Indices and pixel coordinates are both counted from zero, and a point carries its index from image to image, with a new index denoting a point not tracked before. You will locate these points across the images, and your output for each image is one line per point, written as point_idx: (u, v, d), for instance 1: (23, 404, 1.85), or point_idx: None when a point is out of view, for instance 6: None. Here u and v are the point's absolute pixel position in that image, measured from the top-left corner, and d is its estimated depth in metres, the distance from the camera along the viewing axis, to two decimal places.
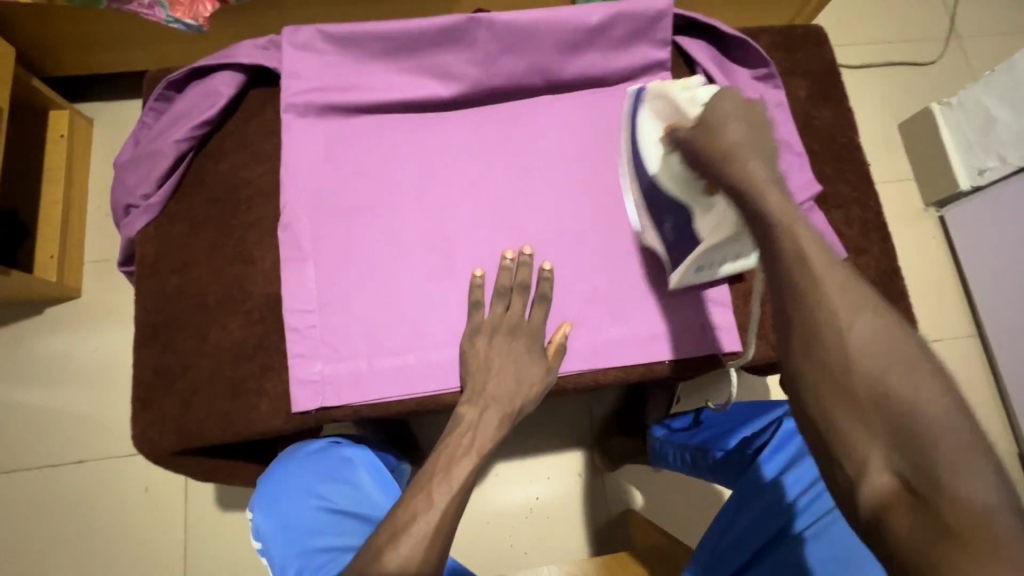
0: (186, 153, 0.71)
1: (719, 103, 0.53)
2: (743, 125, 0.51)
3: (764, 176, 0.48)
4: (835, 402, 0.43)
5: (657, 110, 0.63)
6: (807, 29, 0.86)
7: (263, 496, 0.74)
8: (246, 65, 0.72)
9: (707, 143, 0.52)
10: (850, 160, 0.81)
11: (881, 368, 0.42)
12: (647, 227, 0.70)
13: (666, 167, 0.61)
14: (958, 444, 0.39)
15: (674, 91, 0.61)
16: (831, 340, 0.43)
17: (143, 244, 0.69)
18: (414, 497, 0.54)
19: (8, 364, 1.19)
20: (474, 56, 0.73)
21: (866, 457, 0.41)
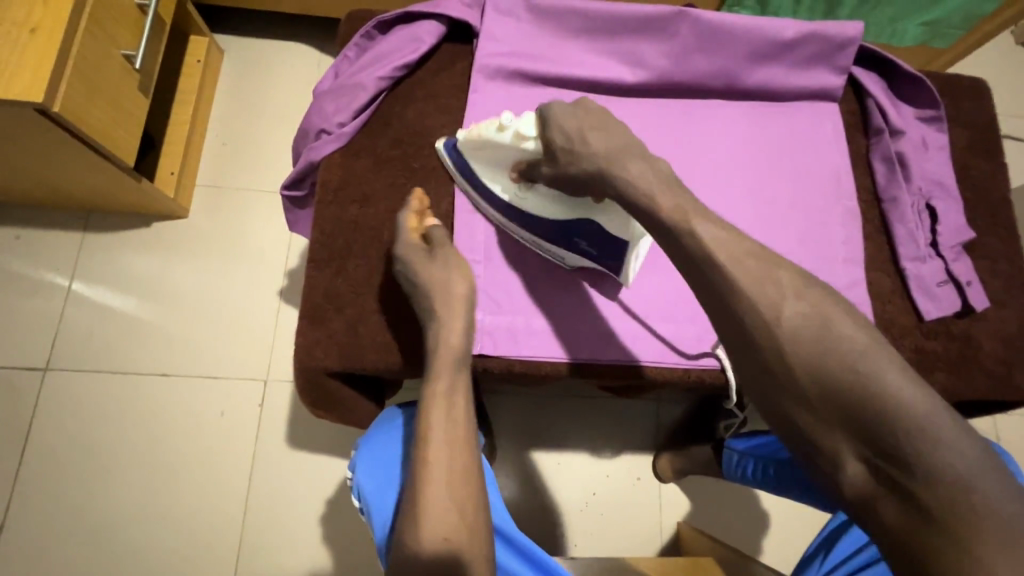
0: (382, 91, 0.73)
1: (557, 121, 0.62)
2: (595, 132, 0.60)
3: (645, 174, 0.56)
4: (790, 403, 0.46)
5: (490, 156, 0.68)
6: (973, 81, 0.87)
7: (365, 458, 0.71)
8: (451, 18, 0.75)
9: (577, 160, 0.60)
10: (1001, 214, 0.82)
11: (823, 347, 0.45)
12: (566, 254, 0.70)
13: (539, 193, 0.68)
14: (910, 400, 0.42)
15: (489, 134, 0.66)
16: (767, 341, 0.47)
17: (328, 170, 0.71)
18: (419, 462, 0.58)
19: (108, 270, 1.22)
20: (668, 49, 0.76)
21: (838, 453, 0.45)
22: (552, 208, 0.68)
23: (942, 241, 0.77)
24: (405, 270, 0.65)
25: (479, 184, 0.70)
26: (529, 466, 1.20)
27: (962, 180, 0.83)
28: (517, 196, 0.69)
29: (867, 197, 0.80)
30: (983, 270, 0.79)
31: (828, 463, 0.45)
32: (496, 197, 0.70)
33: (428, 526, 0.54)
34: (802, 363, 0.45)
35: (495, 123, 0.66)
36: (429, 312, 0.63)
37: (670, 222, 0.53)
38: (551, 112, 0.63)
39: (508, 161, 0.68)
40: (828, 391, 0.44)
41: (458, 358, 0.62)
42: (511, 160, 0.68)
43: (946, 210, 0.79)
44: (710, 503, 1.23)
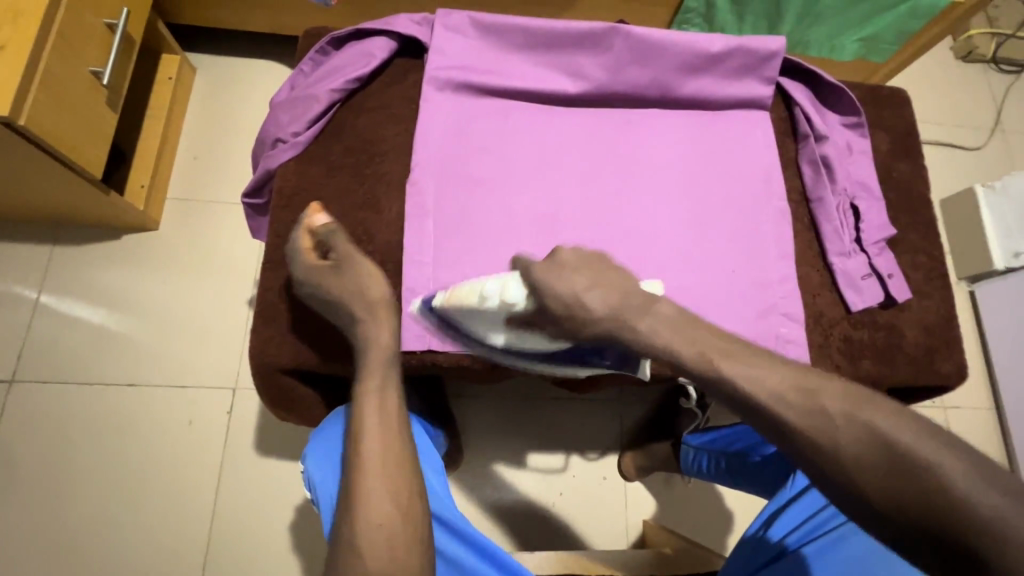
0: (336, 103, 0.77)
1: (545, 286, 0.57)
2: (593, 287, 0.56)
3: (656, 326, 0.53)
4: (859, 508, 0.43)
5: (474, 313, 0.65)
6: (892, 91, 0.94)
7: (316, 449, 0.75)
8: (401, 35, 0.80)
9: (570, 317, 0.56)
10: (921, 213, 0.88)
11: (821, 413, 0.45)
12: (576, 364, 0.73)
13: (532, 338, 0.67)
14: (918, 455, 0.42)
15: (472, 304, 0.64)
16: (820, 443, 0.45)
17: (284, 177, 0.75)
18: (357, 457, 0.60)
19: (78, 281, 1.23)
20: (605, 61, 0.81)
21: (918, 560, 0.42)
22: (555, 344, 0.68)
23: (865, 237, 0.83)
24: (371, 349, 0.65)
25: (472, 334, 0.69)
26: (497, 467, 1.22)
27: (885, 180, 0.89)
28: (513, 340, 0.68)
29: (797, 198, 0.86)
30: (904, 264, 0.85)
31: (854, 527, 0.45)
32: (494, 343, 0.69)
33: (366, 518, 0.56)
34: (806, 437, 0.45)
35: (477, 291, 0.63)
36: (351, 320, 0.66)
37: (692, 367, 0.50)
38: (533, 275, 0.59)
39: (495, 317, 0.64)
40: (826, 463, 0.45)
41: (386, 360, 0.64)
42: (496, 316, 0.64)
43: (869, 209, 0.84)
44: (674, 502, 1.25)
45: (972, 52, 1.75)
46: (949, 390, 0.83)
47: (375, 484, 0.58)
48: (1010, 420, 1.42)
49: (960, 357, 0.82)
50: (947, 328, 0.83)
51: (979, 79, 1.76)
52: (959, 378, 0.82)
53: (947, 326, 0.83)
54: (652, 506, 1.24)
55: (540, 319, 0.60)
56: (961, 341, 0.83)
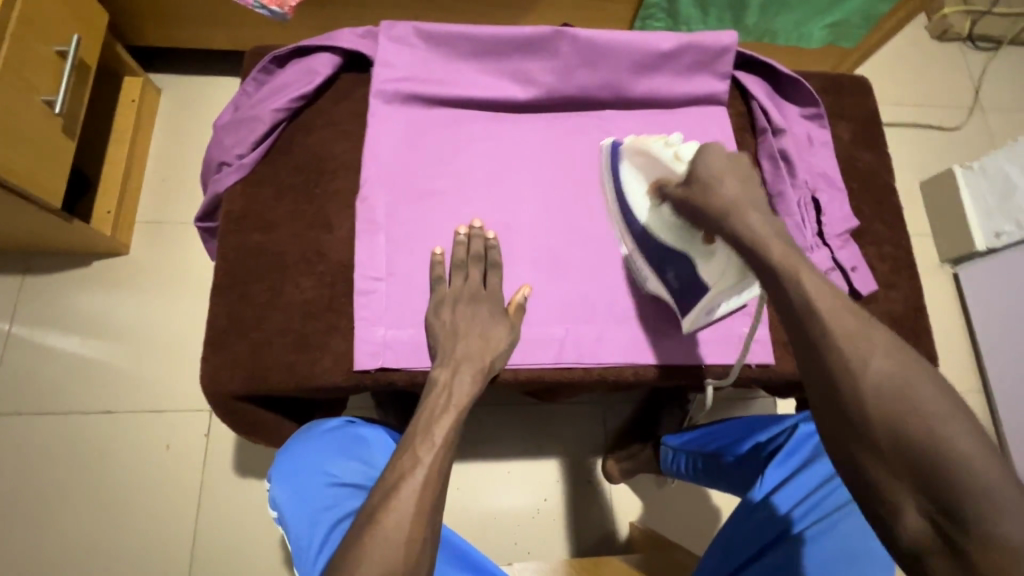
0: (281, 122, 0.77)
1: (709, 158, 0.61)
2: (736, 182, 0.59)
3: (767, 227, 0.56)
4: (895, 484, 0.46)
5: (639, 165, 0.70)
6: (854, 78, 0.93)
7: (280, 469, 0.72)
8: (346, 49, 0.79)
9: (707, 202, 0.59)
10: (886, 202, 0.87)
11: (939, 437, 0.44)
12: (651, 276, 0.73)
13: (656, 215, 0.69)
14: (1013, 526, 0.41)
15: (653, 147, 0.67)
16: (924, 441, 0.44)
17: (231, 200, 0.74)
18: (410, 462, 0.56)
19: (50, 310, 1.22)
20: (553, 66, 0.80)
21: (912, 532, 0.45)
22: (664, 234, 0.69)
23: (827, 230, 0.82)
24: (443, 327, 0.69)
25: (620, 191, 0.73)
26: (480, 476, 1.20)
27: (848, 171, 0.88)
28: (652, 212, 0.70)
29: None
30: (870, 255, 0.84)
31: (886, 511, 0.46)
32: (635, 218, 0.72)
33: (391, 517, 0.52)
34: (914, 445, 0.44)
35: (663, 140, 0.67)
36: (451, 325, 0.69)
37: (777, 263, 0.53)
38: (706, 153, 0.62)
39: (655, 176, 0.69)
40: (920, 467, 0.44)
41: (482, 368, 0.66)
42: (656, 174, 0.69)
43: (831, 201, 0.83)
44: (659, 502, 1.24)
45: (947, 31, 1.73)
46: None
47: (417, 492, 0.54)
48: (999, 404, 1.40)
49: (930, 348, 0.81)
50: (915, 319, 0.82)
51: (955, 58, 1.74)
52: (929, 368, 0.80)
53: (916, 316, 0.82)
54: (637, 509, 1.23)
55: (677, 190, 0.64)
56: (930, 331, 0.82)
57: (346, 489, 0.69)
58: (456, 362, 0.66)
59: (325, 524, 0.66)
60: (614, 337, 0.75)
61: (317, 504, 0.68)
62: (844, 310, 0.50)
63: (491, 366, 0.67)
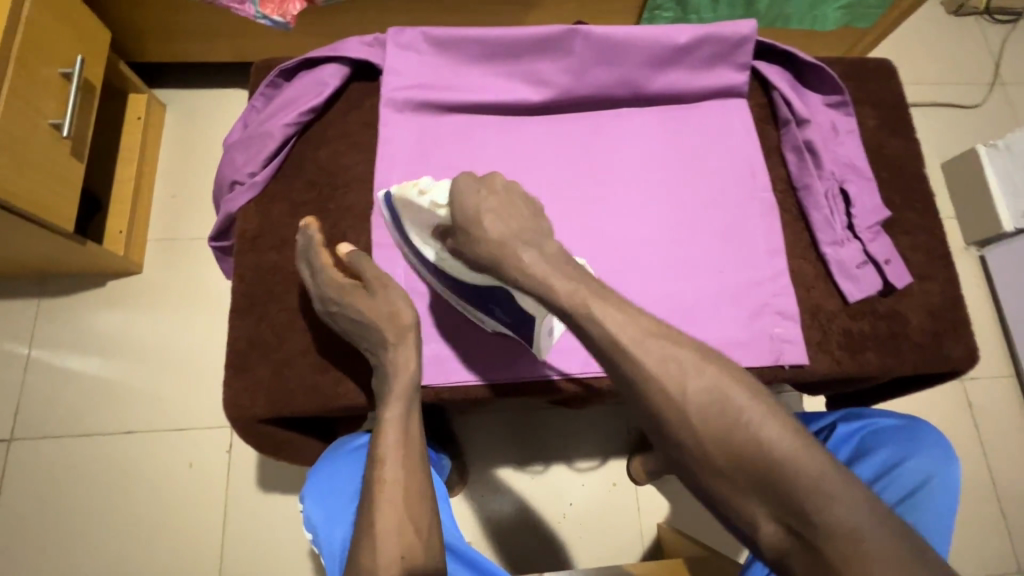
0: (292, 137, 0.75)
1: (458, 192, 0.60)
2: (493, 220, 0.58)
3: (540, 263, 0.57)
4: (733, 493, 0.48)
5: (412, 213, 0.65)
6: (878, 62, 0.89)
7: (313, 490, 0.71)
8: (354, 59, 0.77)
9: (472, 245, 0.59)
10: (917, 190, 0.84)
11: (764, 451, 0.47)
12: (483, 317, 0.69)
13: (447, 260, 0.66)
14: (834, 505, 0.45)
15: (410, 196, 0.63)
16: (744, 444, 0.47)
17: (245, 220, 0.73)
18: (376, 485, 0.60)
19: (68, 332, 1.22)
20: (567, 65, 0.78)
21: (754, 520, 0.48)
22: (469, 277, 0.66)
23: (859, 223, 0.79)
24: (346, 326, 0.66)
25: (409, 239, 0.69)
26: (502, 482, 1.18)
27: (876, 159, 0.84)
28: (439, 256, 0.67)
29: (783, 187, 0.82)
30: (903, 246, 0.81)
31: (739, 519, 0.48)
32: (428, 259, 0.68)
33: (374, 545, 0.57)
34: (736, 448, 0.47)
35: (417, 184, 0.64)
36: (378, 344, 0.64)
37: (559, 296, 0.54)
38: (459, 186, 0.60)
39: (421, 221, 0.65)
40: (763, 485, 0.47)
41: (410, 382, 0.64)
42: (425, 219, 0.65)
43: (860, 191, 0.80)
44: (688, 501, 1.22)
45: (964, 5, 1.67)
46: (960, 375, 0.79)
47: (391, 505, 0.59)
48: None
49: (969, 340, 0.78)
50: (953, 311, 0.78)
51: (973, 33, 1.68)
52: (971, 363, 0.77)
53: (953, 307, 0.79)
54: (667, 508, 1.21)
55: (449, 236, 0.62)
56: (970, 324, 0.78)
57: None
58: (387, 378, 0.64)
59: None
60: None
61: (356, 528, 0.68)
62: (641, 322, 0.53)
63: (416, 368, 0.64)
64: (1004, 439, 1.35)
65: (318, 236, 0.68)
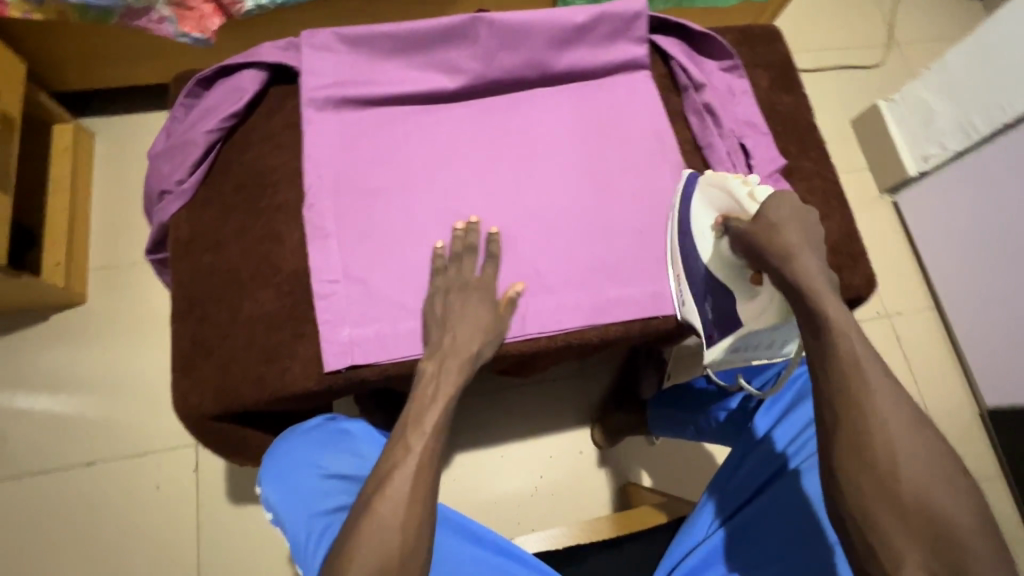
0: (216, 143, 0.77)
1: (777, 204, 0.62)
2: (798, 229, 0.60)
3: (815, 278, 0.58)
4: (884, 514, 0.51)
5: (713, 201, 0.72)
6: (764, 28, 0.98)
7: (270, 470, 0.72)
8: (270, 63, 0.80)
9: (765, 240, 0.60)
10: (810, 139, 0.92)
11: (926, 494, 0.50)
12: (690, 303, 0.77)
13: (718, 255, 0.72)
14: (974, 539, 0.49)
15: (731, 184, 0.69)
16: (919, 483, 0.51)
17: (177, 226, 0.75)
18: (404, 448, 0.59)
19: (11, 371, 1.20)
20: (475, 52, 0.83)
21: (901, 548, 0.50)
22: (717, 267, 0.72)
23: (757, 171, 0.86)
24: (436, 318, 0.71)
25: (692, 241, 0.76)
26: (472, 463, 1.22)
27: (770, 115, 0.92)
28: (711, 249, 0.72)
29: (689, 147, 0.89)
30: (802, 191, 0.89)
31: (886, 554, 0.50)
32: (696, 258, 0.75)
33: (386, 505, 0.55)
34: (911, 482, 0.51)
35: (742, 179, 0.69)
36: (450, 320, 0.70)
37: (833, 321, 0.55)
38: (775, 202, 0.62)
39: (723, 211, 0.71)
40: (923, 518, 0.50)
41: (467, 356, 0.68)
42: (727, 210, 0.70)
43: (758, 145, 0.87)
44: (655, 459, 1.28)
45: None
46: (863, 301, 0.87)
47: (407, 476, 0.57)
48: (950, 315, 1.49)
49: (866, 268, 0.86)
50: (851, 244, 0.87)
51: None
52: (870, 288, 0.86)
53: (851, 241, 0.87)
54: (638, 471, 1.26)
55: (739, 225, 0.65)
56: (866, 254, 0.87)
57: (342, 482, 0.70)
58: (443, 354, 0.68)
59: (322, 512, 0.68)
60: (574, 303, 0.78)
61: (313, 495, 0.69)
62: (881, 375, 0.53)
63: (478, 354, 0.69)
64: (930, 365, 1.47)
65: (472, 225, 0.76)
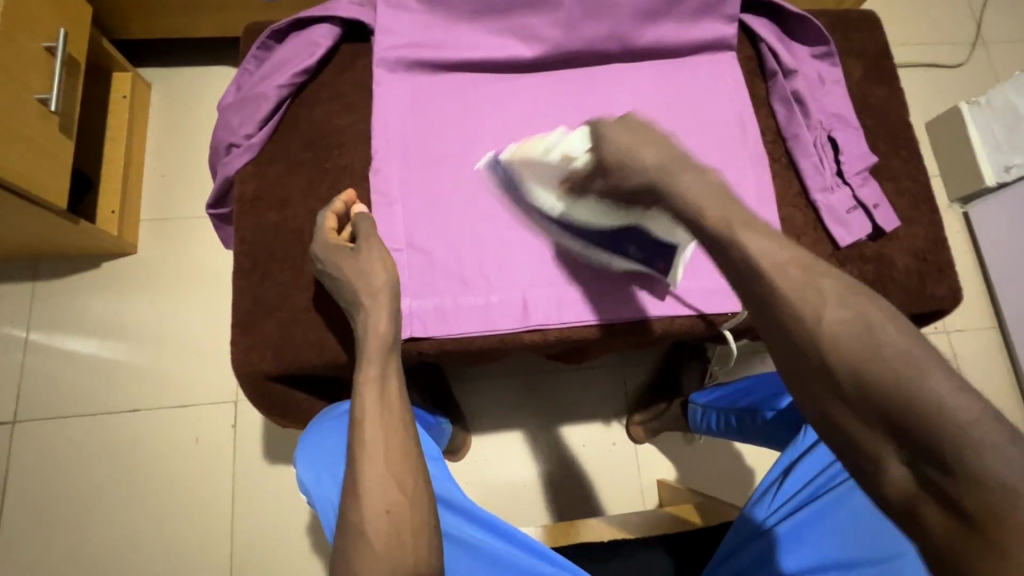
0: (285, 99, 0.75)
1: (608, 141, 0.56)
2: (650, 147, 0.53)
3: (700, 187, 0.49)
4: (845, 418, 0.40)
5: (533, 173, 0.69)
6: (862, 14, 0.91)
7: (305, 452, 0.70)
8: (344, 19, 0.77)
9: (631, 182, 0.54)
10: (903, 138, 0.86)
11: (917, 388, 0.37)
12: (613, 258, 0.72)
13: (581, 207, 0.67)
14: (970, 418, 0.36)
15: (535, 156, 0.68)
16: (896, 383, 0.38)
17: (243, 182, 0.73)
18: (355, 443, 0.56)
19: (63, 314, 1.22)
20: (558, 20, 0.78)
21: (878, 455, 0.39)
22: (598, 220, 0.67)
23: (846, 169, 0.81)
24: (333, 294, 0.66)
25: (534, 207, 0.72)
26: (505, 446, 1.21)
27: (862, 109, 0.86)
28: (567, 206, 0.68)
29: (772, 137, 0.84)
30: (890, 192, 0.83)
31: (867, 462, 0.40)
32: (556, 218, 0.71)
33: (364, 505, 0.54)
34: (882, 389, 0.38)
35: (542, 143, 0.67)
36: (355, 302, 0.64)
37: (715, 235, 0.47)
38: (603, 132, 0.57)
39: (553, 181, 0.67)
40: (892, 419, 0.38)
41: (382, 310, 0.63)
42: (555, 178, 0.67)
43: (847, 140, 0.82)
44: (691, 457, 1.25)
45: None
46: (945, 314, 0.82)
47: (365, 469, 0.55)
48: (1013, 336, 1.41)
49: (953, 279, 0.81)
50: (937, 252, 0.81)
51: None
52: (954, 301, 0.80)
53: (938, 249, 0.81)
54: (668, 468, 1.23)
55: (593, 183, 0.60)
56: (954, 264, 0.81)
57: None
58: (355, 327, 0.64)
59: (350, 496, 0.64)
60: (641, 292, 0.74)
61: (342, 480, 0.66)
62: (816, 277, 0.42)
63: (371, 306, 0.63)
64: (987, 386, 1.40)
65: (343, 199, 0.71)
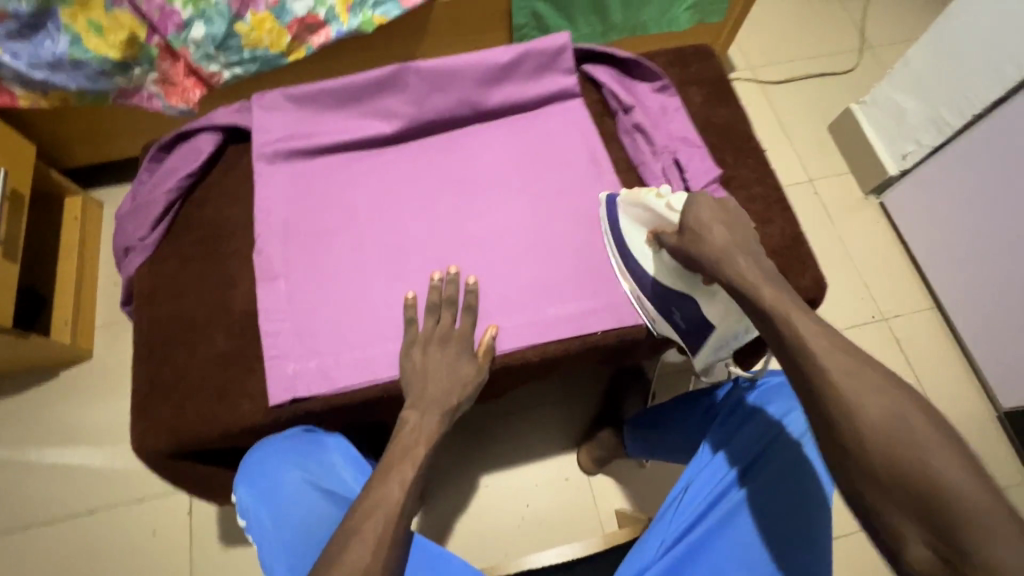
0: (176, 201, 0.85)
1: (698, 209, 0.66)
2: (725, 229, 0.65)
3: (755, 270, 0.62)
4: (871, 491, 0.50)
5: (633, 216, 0.76)
6: (697, 47, 1.01)
7: (247, 473, 0.71)
8: (223, 125, 0.88)
9: (703, 251, 0.65)
10: (748, 149, 0.93)
11: (929, 471, 0.47)
12: (657, 319, 0.79)
13: (660, 265, 0.74)
14: (967, 487, 0.45)
15: (646, 198, 0.72)
16: (914, 462, 0.48)
17: (141, 278, 0.82)
18: (377, 490, 0.60)
19: (25, 426, 1.28)
20: (409, 97, 0.89)
21: (902, 530, 0.48)
22: (665, 279, 0.74)
23: (692, 184, 0.87)
24: (415, 369, 0.73)
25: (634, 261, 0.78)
26: (457, 494, 1.21)
27: (706, 129, 0.95)
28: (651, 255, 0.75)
29: (625, 166, 0.92)
30: (742, 199, 0.89)
31: (888, 535, 0.49)
32: (644, 274, 0.77)
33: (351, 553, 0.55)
34: (904, 465, 0.48)
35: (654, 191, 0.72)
36: (434, 391, 0.71)
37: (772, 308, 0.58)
38: (696, 203, 0.67)
39: (652, 225, 0.74)
40: (914, 498, 0.47)
41: (462, 385, 0.73)
42: (654, 225, 0.74)
43: (691, 158, 0.89)
44: (645, 482, 1.25)
45: None
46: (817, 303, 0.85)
47: (373, 520, 0.57)
48: (952, 315, 1.42)
49: (815, 270, 0.85)
50: (796, 247, 0.86)
51: (835, 8, 1.84)
52: (820, 290, 0.85)
53: (796, 243, 0.87)
54: (622, 495, 1.23)
55: (671, 239, 0.69)
56: (814, 255, 0.86)
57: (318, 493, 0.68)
58: (422, 402, 0.70)
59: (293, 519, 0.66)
60: (513, 325, 0.80)
61: (287, 499, 0.68)
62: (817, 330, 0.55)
63: (457, 405, 0.72)
64: (936, 367, 1.40)
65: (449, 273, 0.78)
